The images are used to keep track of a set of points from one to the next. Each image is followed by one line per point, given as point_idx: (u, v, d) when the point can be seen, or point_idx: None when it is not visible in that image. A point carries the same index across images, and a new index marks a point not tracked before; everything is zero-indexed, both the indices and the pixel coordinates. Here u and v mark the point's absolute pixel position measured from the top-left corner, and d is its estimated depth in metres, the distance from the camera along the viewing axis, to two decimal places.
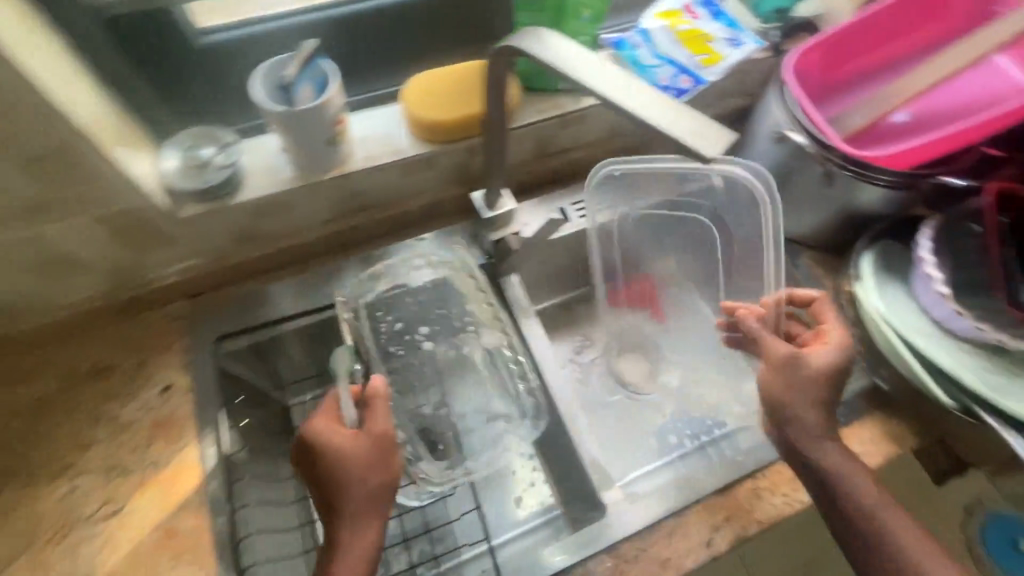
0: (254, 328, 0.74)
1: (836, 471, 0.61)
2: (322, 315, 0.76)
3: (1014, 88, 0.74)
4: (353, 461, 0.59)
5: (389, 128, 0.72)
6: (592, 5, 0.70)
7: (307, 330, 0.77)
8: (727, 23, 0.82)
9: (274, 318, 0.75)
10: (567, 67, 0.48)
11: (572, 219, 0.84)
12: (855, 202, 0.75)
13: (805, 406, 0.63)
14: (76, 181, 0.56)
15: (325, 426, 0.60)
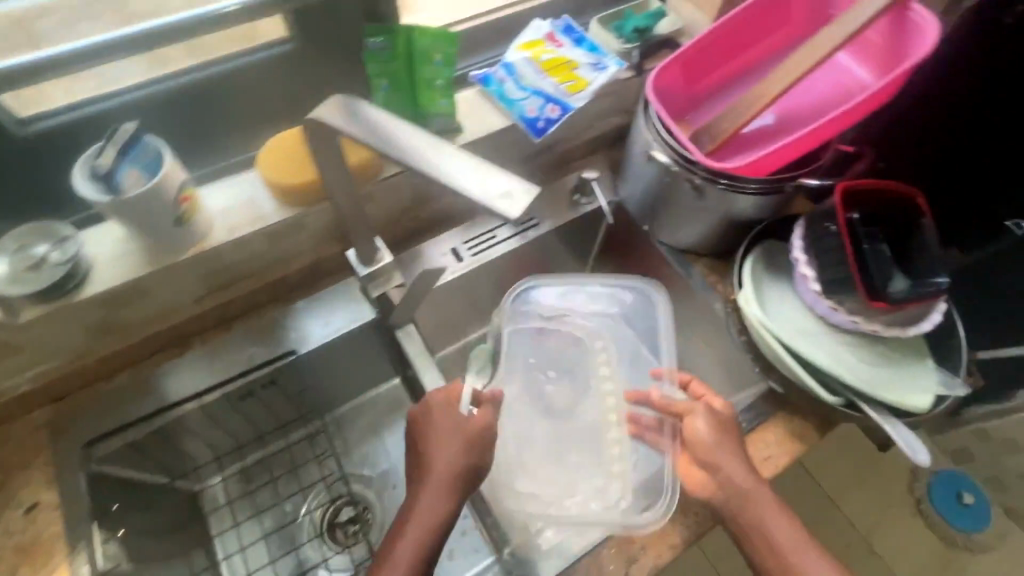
0: (133, 424, 0.69)
1: (740, 486, 0.63)
2: (227, 388, 0.73)
3: (860, 84, 0.78)
4: (457, 439, 0.65)
5: (249, 196, 0.69)
6: (441, 49, 0.70)
7: (208, 409, 0.73)
8: (589, 48, 0.83)
9: (166, 403, 0.70)
10: (385, 143, 0.48)
11: (465, 257, 0.84)
12: (731, 210, 0.77)
13: (712, 445, 0.65)
14: None
15: (443, 402, 0.67)
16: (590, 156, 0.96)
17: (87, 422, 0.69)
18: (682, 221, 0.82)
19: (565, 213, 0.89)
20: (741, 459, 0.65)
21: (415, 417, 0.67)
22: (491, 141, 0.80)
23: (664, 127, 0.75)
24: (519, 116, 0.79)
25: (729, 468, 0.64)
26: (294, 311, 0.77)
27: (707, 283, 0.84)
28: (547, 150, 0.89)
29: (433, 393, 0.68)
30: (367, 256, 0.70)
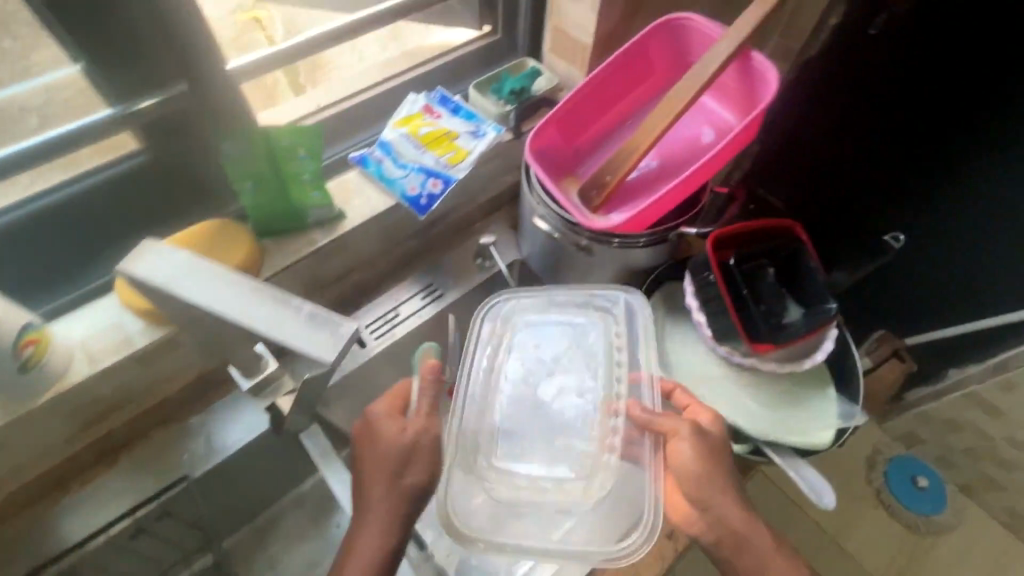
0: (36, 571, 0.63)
1: (737, 537, 0.58)
2: (141, 513, 0.67)
3: (728, 124, 0.80)
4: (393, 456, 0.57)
5: (112, 320, 0.65)
6: (305, 143, 0.68)
7: (120, 540, 0.67)
8: (466, 116, 0.84)
9: (66, 545, 0.65)
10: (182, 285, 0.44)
11: (369, 342, 0.81)
12: (625, 263, 0.77)
13: (706, 485, 0.58)
14: None
15: (386, 411, 0.59)
16: (491, 215, 0.96)
17: None
18: (583, 277, 0.81)
19: (470, 277, 0.88)
20: (733, 496, 0.59)
21: (360, 433, 0.60)
22: (377, 222, 0.78)
23: (547, 195, 0.76)
24: (401, 194, 0.77)
25: (719, 504, 0.58)
26: (188, 428, 0.72)
27: None
28: (443, 218, 0.88)
29: (375, 403, 0.60)
30: (249, 368, 0.64)
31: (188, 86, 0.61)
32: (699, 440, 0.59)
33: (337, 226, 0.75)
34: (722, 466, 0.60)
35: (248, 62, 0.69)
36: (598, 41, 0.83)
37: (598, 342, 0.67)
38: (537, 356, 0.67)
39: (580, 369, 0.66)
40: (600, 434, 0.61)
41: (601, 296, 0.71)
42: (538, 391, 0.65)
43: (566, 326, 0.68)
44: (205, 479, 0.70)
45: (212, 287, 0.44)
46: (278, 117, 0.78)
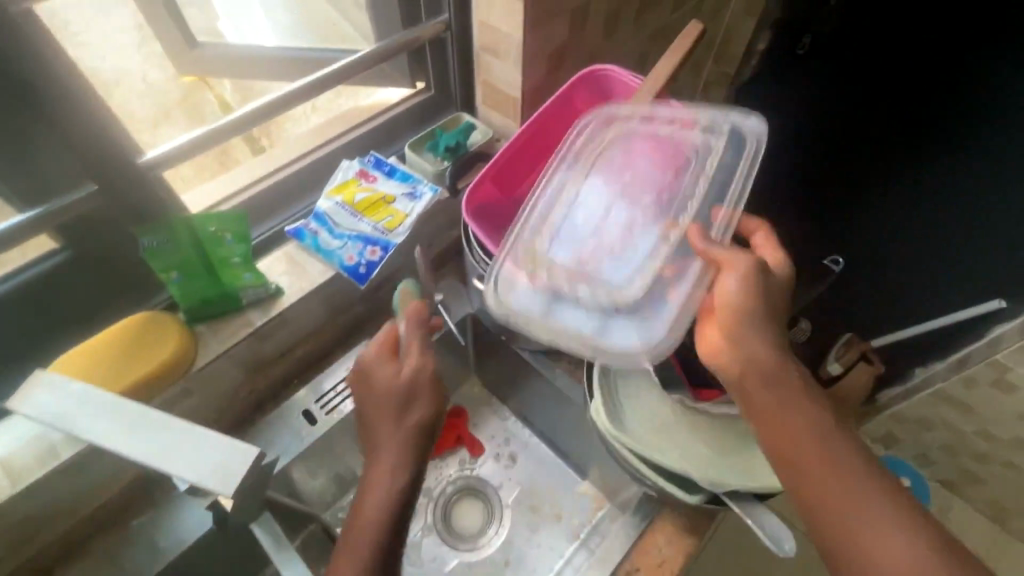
0: None
1: (768, 379, 0.52)
2: None
3: None
4: (379, 394, 0.59)
5: (36, 432, 0.62)
6: (230, 228, 0.66)
7: None
8: (401, 178, 0.83)
9: None
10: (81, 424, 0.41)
11: (320, 417, 0.79)
12: None
13: (746, 309, 0.53)
14: None
15: (377, 353, 0.62)
16: (439, 270, 0.95)
17: None
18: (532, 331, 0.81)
19: None
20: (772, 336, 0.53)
21: (355, 378, 0.63)
22: (317, 294, 0.77)
23: (486, 256, 0.76)
24: (339, 265, 0.76)
25: (748, 338, 0.53)
26: (134, 532, 0.69)
27: (572, 382, 0.83)
28: (390, 279, 0.87)
29: (368, 347, 0.64)
30: None
31: (98, 185, 0.60)
32: (751, 274, 0.54)
33: (273, 306, 0.73)
34: (771, 304, 0.55)
35: (166, 149, 0.67)
36: (525, 94, 0.84)
37: (693, 166, 0.64)
38: (627, 172, 0.66)
39: (665, 188, 0.64)
40: (654, 247, 0.59)
41: (701, 124, 0.66)
42: (613, 201, 0.64)
43: (665, 146, 0.66)
44: None
45: (114, 417, 0.42)
46: (206, 199, 0.77)
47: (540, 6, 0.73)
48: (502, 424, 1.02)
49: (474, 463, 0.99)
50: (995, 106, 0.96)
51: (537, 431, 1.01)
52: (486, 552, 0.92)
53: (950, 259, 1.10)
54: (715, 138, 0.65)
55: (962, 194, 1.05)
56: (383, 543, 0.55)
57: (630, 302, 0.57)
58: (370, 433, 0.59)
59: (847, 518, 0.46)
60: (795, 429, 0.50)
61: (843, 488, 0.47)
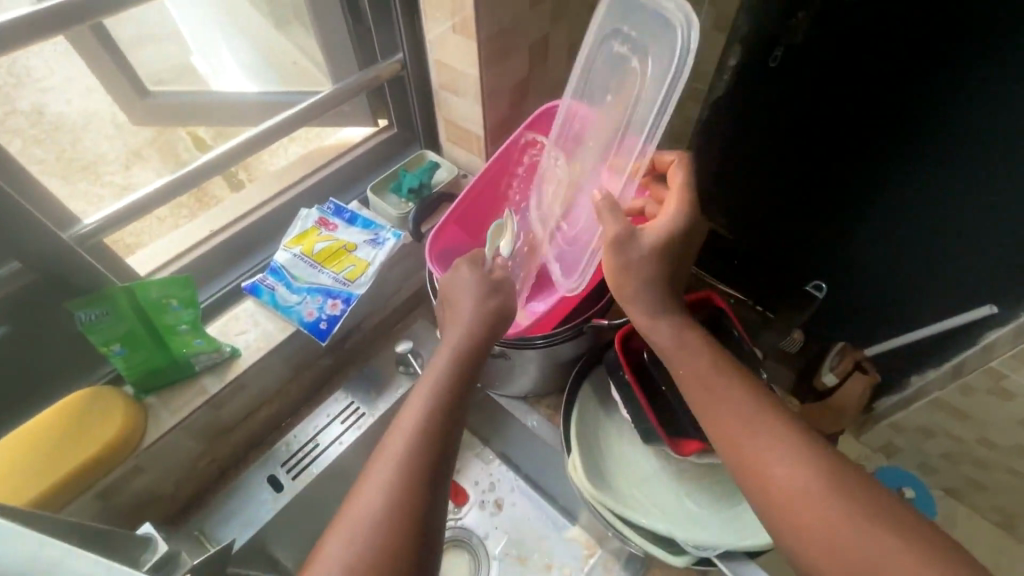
0: None
1: (668, 352, 0.56)
2: None
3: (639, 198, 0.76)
4: (462, 285, 0.64)
5: None
6: (176, 294, 0.63)
7: None
8: (362, 225, 0.80)
9: None
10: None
11: (286, 484, 0.75)
12: (543, 362, 0.72)
13: (631, 273, 0.56)
14: None
15: (470, 260, 0.67)
16: (411, 313, 0.91)
17: None
18: (506, 378, 0.77)
19: (393, 389, 0.83)
20: (660, 294, 0.57)
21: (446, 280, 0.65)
22: (277, 354, 0.73)
23: None
24: (299, 322, 0.73)
25: (637, 299, 0.57)
26: None
27: (553, 428, 0.80)
28: (357, 329, 0.83)
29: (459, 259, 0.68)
30: (143, 541, 0.56)
31: (22, 262, 0.56)
32: (626, 244, 0.56)
33: (229, 371, 0.70)
34: (663, 260, 0.57)
35: (125, 204, 0.64)
36: (488, 131, 0.82)
37: (642, 72, 0.55)
38: (602, 90, 0.61)
39: (617, 116, 0.59)
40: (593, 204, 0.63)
41: (638, 42, 0.54)
42: (589, 131, 0.64)
43: (626, 68, 0.56)
44: None
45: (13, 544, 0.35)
46: (157, 258, 0.72)
47: (494, 43, 0.71)
48: (485, 467, 0.98)
49: (458, 512, 0.94)
50: (964, 128, 0.70)
51: (523, 473, 0.97)
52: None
53: (955, 285, 0.85)
54: (654, 31, 0.52)
55: (971, 215, 0.77)
56: (437, 429, 0.53)
57: (575, 254, 0.67)
58: (449, 324, 0.61)
59: (750, 448, 0.49)
60: (699, 378, 0.54)
61: (740, 421, 0.51)
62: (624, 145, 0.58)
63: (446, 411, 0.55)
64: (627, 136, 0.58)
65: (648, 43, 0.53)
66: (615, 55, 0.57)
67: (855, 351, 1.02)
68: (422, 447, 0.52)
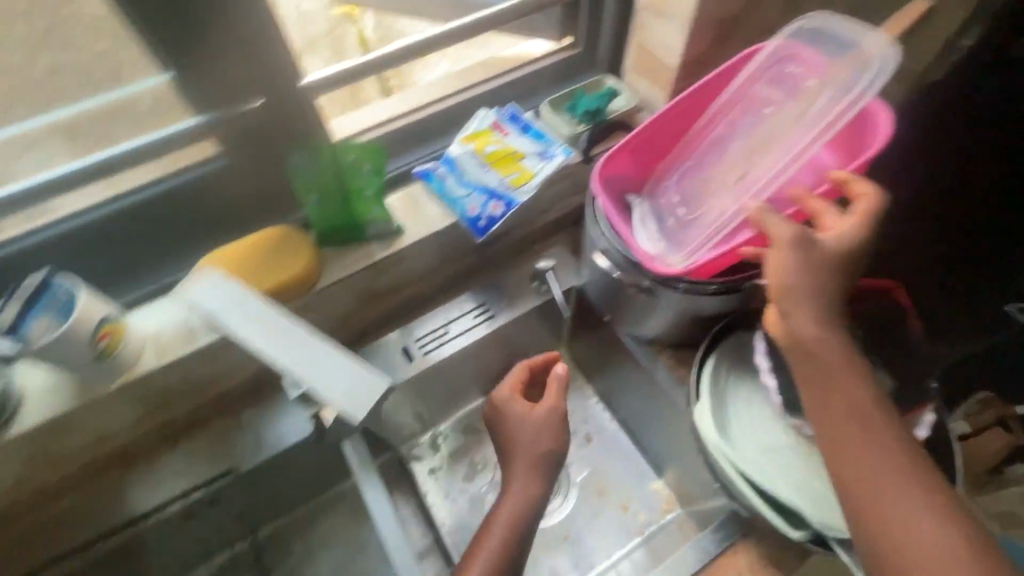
0: (107, 535, 0.70)
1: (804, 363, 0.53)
2: (187, 499, 0.72)
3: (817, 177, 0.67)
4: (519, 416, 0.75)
5: (180, 318, 0.69)
6: (370, 159, 0.70)
7: (168, 521, 0.72)
8: (535, 137, 0.81)
9: (127, 519, 0.70)
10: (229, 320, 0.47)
11: (416, 356, 0.82)
12: (688, 309, 0.70)
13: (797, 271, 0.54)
14: None
15: (511, 395, 0.78)
16: (552, 236, 0.93)
17: (29, 554, 0.69)
18: (639, 317, 0.76)
19: (525, 301, 0.86)
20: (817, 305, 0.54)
21: (494, 411, 0.78)
22: (434, 240, 0.78)
23: (609, 228, 0.70)
24: (461, 214, 0.76)
25: (797, 290, 0.54)
26: (241, 425, 0.76)
27: (674, 378, 0.78)
28: (503, 237, 0.86)
29: (500, 389, 0.79)
30: None
31: (267, 100, 0.64)
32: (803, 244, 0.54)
33: (394, 244, 0.75)
34: (832, 269, 0.55)
35: (330, 74, 0.68)
36: (681, 65, 0.77)
37: (834, 71, 0.63)
38: (757, 93, 0.69)
39: (783, 110, 0.66)
40: (723, 184, 0.68)
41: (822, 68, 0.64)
42: (739, 110, 0.70)
43: (809, 79, 0.65)
44: (256, 469, 0.73)
45: (260, 319, 0.48)
46: (353, 126, 0.78)
47: None
48: (582, 402, 1.01)
49: None
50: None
51: (618, 418, 0.98)
52: (550, 522, 0.91)
53: None
54: (846, 60, 0.62)
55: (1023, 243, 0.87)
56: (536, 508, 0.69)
57: (686, 221, 0.69)
58: (522, 438, 0.73)
59: (858, 457, 0.49)
60: (834, 396, 0.52)
61: (855, 431, 0.50)
62: (773, 143, 0.65)
63: (506, 542, 0.66)
64: (780, 135, 0.65)
65: (853, 55, 0.61)
66: (790, 68, 0.67)
67: (1005, 406, 0.85)
68: (507, 542, 0.66)
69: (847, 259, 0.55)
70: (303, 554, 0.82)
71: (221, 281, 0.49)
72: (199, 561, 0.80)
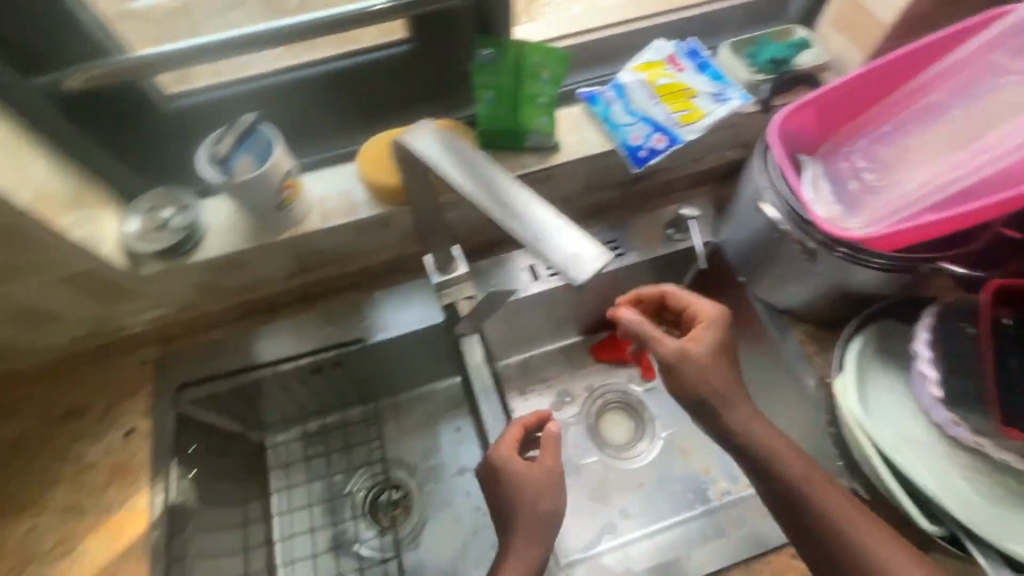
0: (242, 372, 0.77)
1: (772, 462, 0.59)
2: (319, 356, 0.78)
3: None
4: (528, 485, 0.66)
5: (345, 188, 0.73)
6: (550, 67, 0.70)
7: (297, 372, 0.78)
8: (713, 76, 0.77)
9: (263, 361, 0.77)
10: (457, 175, 0.52)
11: (543, 278, 0.82)
12: (845, 283, 0.67)
13: (710, 383, 0.61)
14: (44, 261, 0.60)
15: (510, 456, 0.68)
16: (695, 187, 0.90)
17: (182, 368, 0.77)
18: (783, 282, 0.73)
19: (655, 249, 0.82)
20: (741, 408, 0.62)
21: (487, 472, 0.69)
22: (587, 164, 0.77)
23: (781, 180, 0.67)
24: (621, 142, 0.75)
25: (710, 397, 0.61)
26: (371, 302, 0.81)
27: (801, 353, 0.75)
28: (648, 177, 0.84)
29: (498, 447, 0.68)
30: (444, 263, 0.71)
31: None
32: (681, 363, 0.62)
33: (549, 158, 0.75)
34: (710, 373, 0.62)
35: None
36: (902, 21, 0.70)
37: None
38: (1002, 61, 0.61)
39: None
40: (927, 157, 0.63)
41: None
42: (968, 78, 0.63)
43: None
44: (383, 343, 0.79)
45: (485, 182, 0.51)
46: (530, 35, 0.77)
47: None
48: None
49: (642, 384, 0.99)
50: None
51: None
52: (635, 465, 0.92)
53: None
54: None
55: None
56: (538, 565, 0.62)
57: (868, 191, 0.66)
58: (525, 496, 0.65)
59: (826, 521, 0.56)
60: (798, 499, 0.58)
61: (813, 512, 0.57)
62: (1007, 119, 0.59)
63: None
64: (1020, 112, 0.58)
65: None
66: None
67: None
68: None
69: (723, 351, 0.63)
70: (396, 434, 0.88)
71: (453, 143, 0.54)
72: (307, 416, 0.87)
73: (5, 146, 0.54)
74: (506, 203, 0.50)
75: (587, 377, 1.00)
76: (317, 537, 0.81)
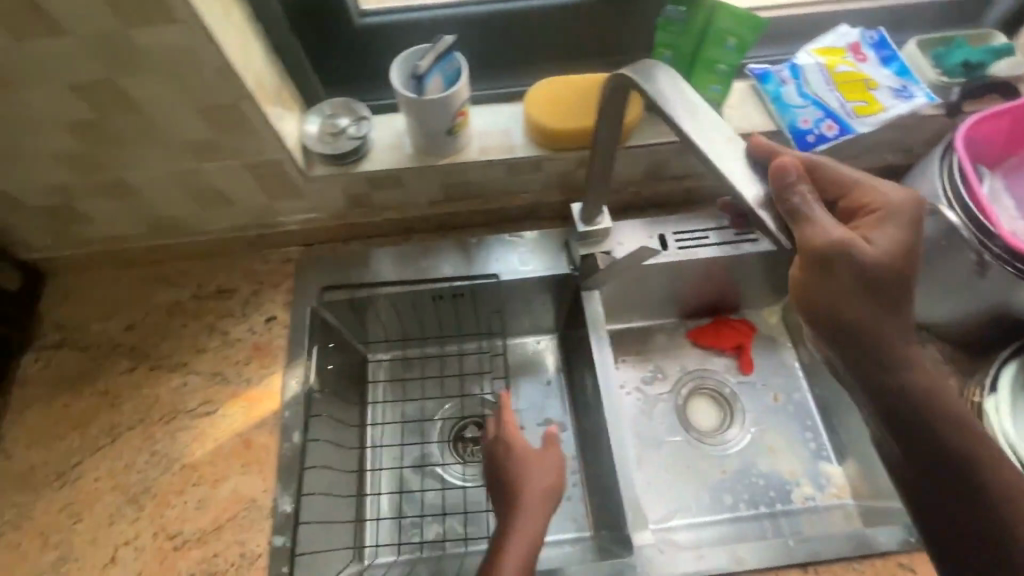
0: (373, 285, 0.81)
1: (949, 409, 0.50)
2: (449, 285, 0.81)
3: None
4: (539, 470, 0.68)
5: (505, 127, 0.76)
6: (739, 35, 0.67)
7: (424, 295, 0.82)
8: (898, 71, 0.74)
9: (392, 279, 0.81)
10: (670, 109, 0.51)
11: (670, 249, 0.86)
12: (1012, 302, 0.63)
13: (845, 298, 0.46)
14: (244, 143, 0.65)
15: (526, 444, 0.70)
16: None
17: (320, 271, 0.82)
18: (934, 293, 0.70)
19: None
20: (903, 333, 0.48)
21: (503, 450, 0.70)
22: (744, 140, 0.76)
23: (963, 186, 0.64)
24: (788, 123, 0.73)
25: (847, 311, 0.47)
26: (499, 242, 0.83)
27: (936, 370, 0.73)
28: None
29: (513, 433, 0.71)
30: (591, 215, 0.75)
31: None
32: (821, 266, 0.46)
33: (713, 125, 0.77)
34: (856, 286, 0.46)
35: None
36: None
37: None
38: None
39: None
40: None
41: None
42: None
43: None
44: (509, 283, 0.81)
45: (702, 121, 0.50)
46: None
47: None
48: (780, 362, 0.98)
49: (738, 376, 0.98)
50: None
51: (814, 392, 0.95)
52: (728, 450, 0.92)
53: None
54: None
55: None
56: (533, 549, 0.60)
57: None
58: (534, 473, 0.67)
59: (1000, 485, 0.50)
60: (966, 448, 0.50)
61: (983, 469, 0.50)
62: None
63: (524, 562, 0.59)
64: None
65: None
66: None
67: None
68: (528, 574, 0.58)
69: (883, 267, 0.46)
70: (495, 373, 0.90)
71: (668, 77, 0.53)
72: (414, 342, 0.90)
73: (240, 30, 0.60)
74: (724, 149, 0.49)
75: (682, 359, 0.99)
76: (410, 450, 0.86)
